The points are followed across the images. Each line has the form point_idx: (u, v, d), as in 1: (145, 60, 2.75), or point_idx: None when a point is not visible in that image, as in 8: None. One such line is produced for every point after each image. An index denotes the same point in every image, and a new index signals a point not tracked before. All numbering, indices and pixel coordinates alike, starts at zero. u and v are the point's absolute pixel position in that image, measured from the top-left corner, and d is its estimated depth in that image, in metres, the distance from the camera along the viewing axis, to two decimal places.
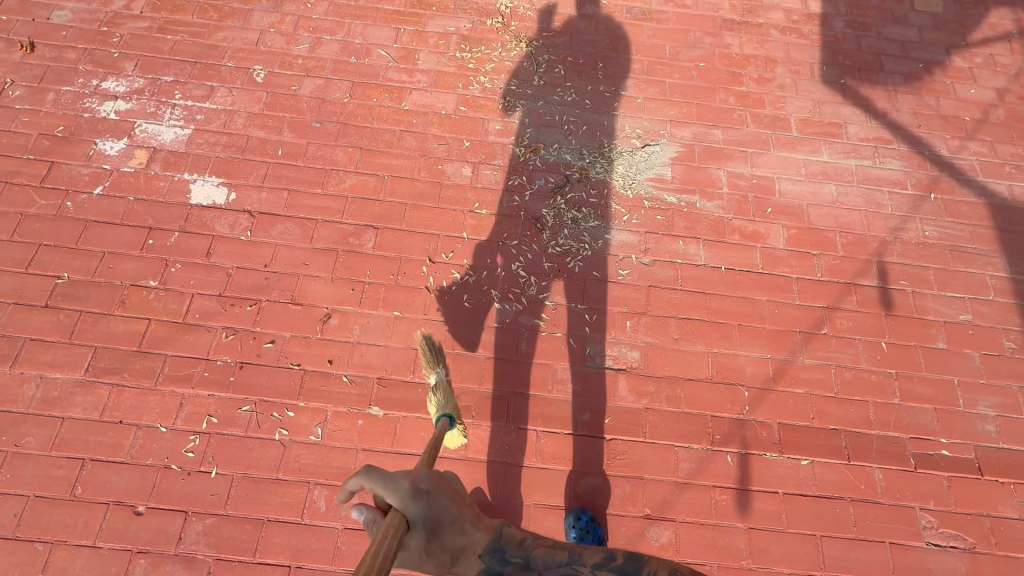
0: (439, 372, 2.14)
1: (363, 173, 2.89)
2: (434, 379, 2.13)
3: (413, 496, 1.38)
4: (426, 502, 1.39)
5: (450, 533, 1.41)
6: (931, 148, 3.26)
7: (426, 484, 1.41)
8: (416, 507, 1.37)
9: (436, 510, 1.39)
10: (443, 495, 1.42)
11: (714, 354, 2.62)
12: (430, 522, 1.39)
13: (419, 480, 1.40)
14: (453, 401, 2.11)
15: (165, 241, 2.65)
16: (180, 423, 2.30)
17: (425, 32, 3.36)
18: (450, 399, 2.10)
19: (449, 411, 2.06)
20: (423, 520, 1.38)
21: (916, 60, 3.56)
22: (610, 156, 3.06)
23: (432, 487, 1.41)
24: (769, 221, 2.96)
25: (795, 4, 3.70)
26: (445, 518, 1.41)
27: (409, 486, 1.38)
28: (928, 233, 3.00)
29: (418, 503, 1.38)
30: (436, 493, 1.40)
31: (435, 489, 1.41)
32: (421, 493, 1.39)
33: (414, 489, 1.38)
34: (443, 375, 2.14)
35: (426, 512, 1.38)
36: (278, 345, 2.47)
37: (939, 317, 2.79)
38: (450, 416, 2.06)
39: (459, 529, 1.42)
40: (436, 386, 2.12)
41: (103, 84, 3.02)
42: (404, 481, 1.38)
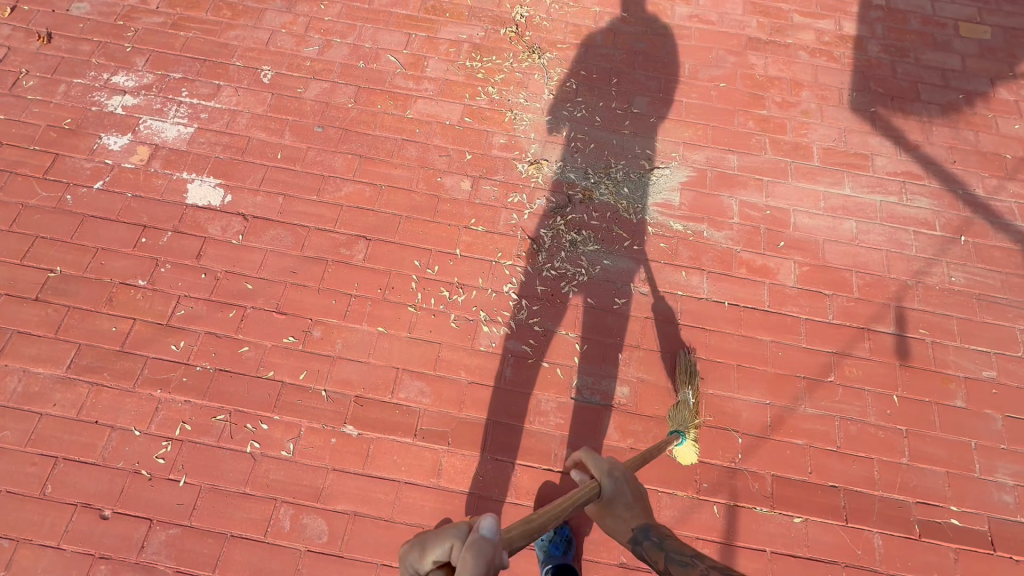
0: (689, 391, 2.38)
1: (360, 182, 2.83)
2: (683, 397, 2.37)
3: (610, 475, 1.81)
4: (615, 482, 1.80)
5: (623, 508, 1.80)
6: (966, 186, 3.03)
7: (620, 472, 1.82)
8: (608, 482, 1.80)
9: (620, 490, 1.80)
10: (626, 486, 1.81)
11: (709, 396, 2.47)
12: (614, 496, 1.81)
13: (617, 467, 1.83)
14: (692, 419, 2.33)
15: (157, 240, 2.64)
16: (154, 427, 2.29)
17: (437, 39, 3.28)
18: (688, 418, 2.33)
19: (683, 428, 2.31)
20: (609, 493, 1.81)
21: (956, 89, 3.32)
22: (616, 177, 2.93)
23: (623, 476, 1.82)
24: (780, 255, 2.79)
25: (828, 24, 3.50)
26: (624, 499, 1.80)
27: (608, 468, 1.82)
28: (954, 280, 2.79)
29: (610, 481, 1.80)
30: (624, 481, 1.81)
31: (625, 477, 1.82)
32: (614, 475, 1.81)
33: (608, 471, 1.81)
34: (691, 395, 2.37)
35: (612, 491, 1.80)
36: (258, 354, 2.44)
37: (960, 372, 2.59)
38: (681, 433, 2.31)
39: (630, 508, 1.79)
40: (683, 403, 2.35)
41: (113, 78, 3.03)
42: (607, 464, 1.83)
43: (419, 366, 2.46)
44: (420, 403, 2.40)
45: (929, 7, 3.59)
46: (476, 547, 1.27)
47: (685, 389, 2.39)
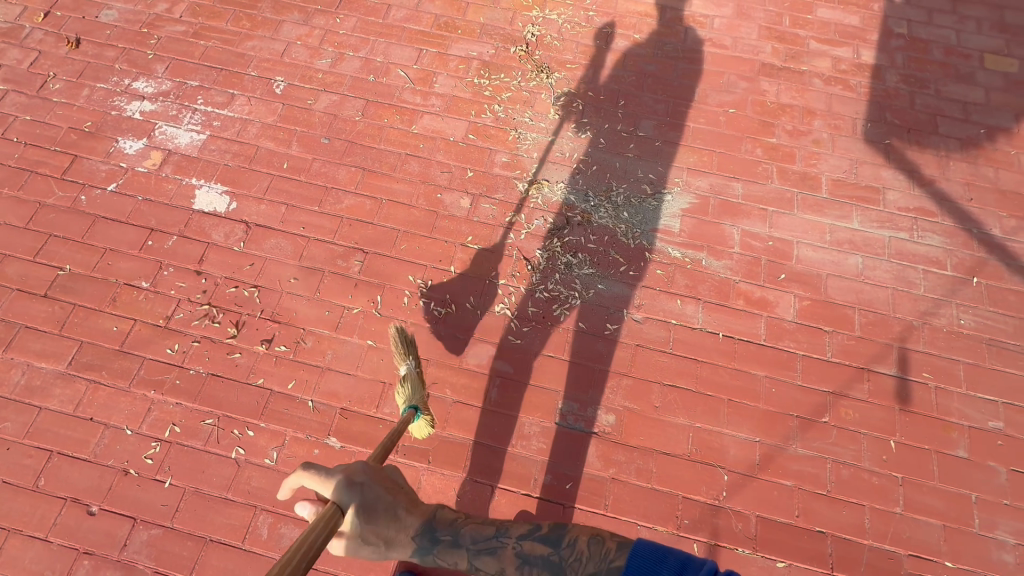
0: (407, 363, 2.17)
1: (361, 195, 2.87)
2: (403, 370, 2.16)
3: (349, 486, 1.54)
4: (359, 492, 1.54)
5: (386, 518, 1.58)
6: (982, 225, 2.93)
7: (361, 477, 1.56)
8: (350, 497, 1.52)
9: (373, 498, 1.56)
10: (378, 485, 1.58)
11: (696, 429, 2.43)
12: (367, 507, 1.55)
13: (354, 472, 1.56)
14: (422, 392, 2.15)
15: (163, 244, 2.72)
16: (145, 427, 2.35)
17: (447, 55, 3.31)
18: (418, 392, 2.13)
19: (416, 402, 2.11)
20: (359, 509, 1.54)
21: (977, 124, 3.22)
22: (616, 201, 2.91)
23: (368, 478, 1.57)
24: (780, 288, 2.74)
25: (845, 52, 3.43)
26: (381, 504, 1.57)
27: (344, 479, 1.53)
28: (963, 323, 2.69)
29: (350, 493, 1.53)
30: (371, 484, 1.56)
31: (370, 480, 1.57)
32: (355, 485, 1.54)
33: (347, 482, 1.53)
34: (411, 367, 2.17)
35: (361, 503, 1.54)
36: (250, 361, 2.48)
37: (963, 421, 2.49)
38: (417, 409, 2.11)
39: (394, 513, 1.60)
40: (406, 379, 2.14)
41: (133, 84, 3.15)
42: (339, 475, 1.54)
43: None
44: None
45: (954, 37, 3.49)
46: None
47: (406, 361, 2.18)
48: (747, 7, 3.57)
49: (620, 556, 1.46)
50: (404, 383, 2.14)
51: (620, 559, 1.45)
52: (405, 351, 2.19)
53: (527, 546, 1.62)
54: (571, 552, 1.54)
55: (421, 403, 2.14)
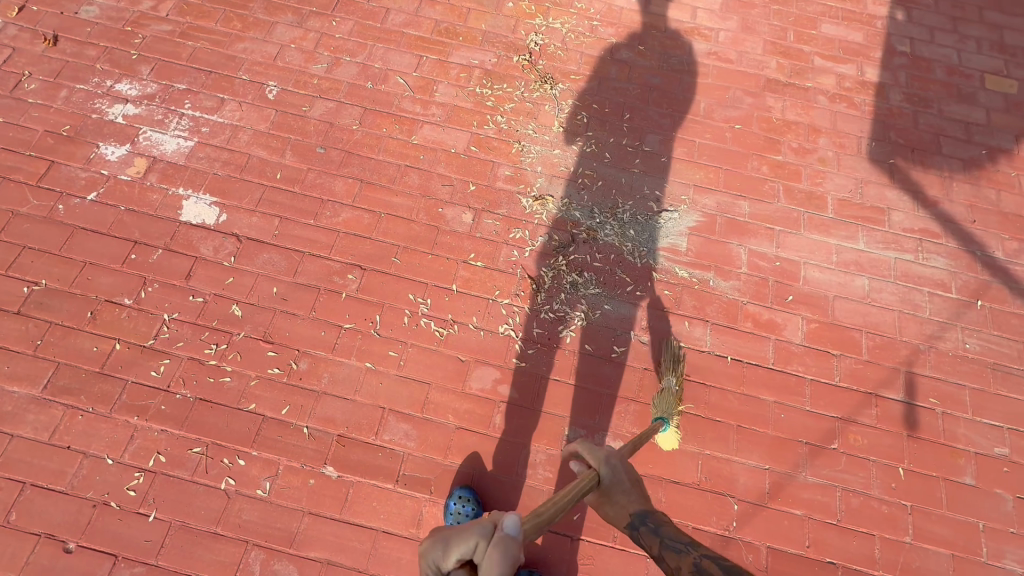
0: (672, 378, 2.42)
1: (358, 209, 2.76)
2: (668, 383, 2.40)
3: (605, 461, 1.74)
4: (612, 471, 1.73)
5: (620, 496, 1.71)
6: (985, 247, 2.93)
7: (616, 460, 1.76)
8: (605, 470, 1.73)
9: (618, 479, 1.72)
10: (625, 474, 1.74)
11: (705, 456, 2.38)
12: (612, 483, 1.72)
13: (613, 454, 1.77)
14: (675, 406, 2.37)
15: (148, 258, 2.57)
16: (127, 456, 2.21)
17: (448, 63, 3.21)
18: (671, 405, 2.36)
19: (667, 414, 2.33)
20: (608, 483, 1.72)
21: (979, 144, 3.22)
22: (623, 218, 2.84)
23: (619, 463, 1.75)
24: (788, 310, 2.70)
25: (850, 69, 3.41)
26: (622, 485, 1.72)
27: (604, 456, 1.75)
28: (968, 347, 2.68)
29: (606, 469, 1.73)
30: (621, 469, 1.74)
31: (622, 465, 1.75)
32: (611, 462, 1.74)
33: (604, 458, 1.75)
34: (675, 381, 2.41)
35: (611, 480, 1.72)
36: (241, 385, 2.36)
37: (970, 447, 2.48)
38: (666, 419, 2.32)
39: (627, 496, 1.70)
40: (666, 390, 2.39)
41: (115, 86, 2.98)
42: (602, 452, 1.76)
43: (406, 407, 2.37)
44: (405, 446, 2.31)
45: (955, 57, 3.50)
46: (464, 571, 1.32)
47: (668, 376, 2.43)
48: (752, 21, 3.53)
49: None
50: (666, 394, 2.38)
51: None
52: (674, 367, 2.45)
53: (708, 564, 1.47)
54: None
55: (671, 416, 2.34)
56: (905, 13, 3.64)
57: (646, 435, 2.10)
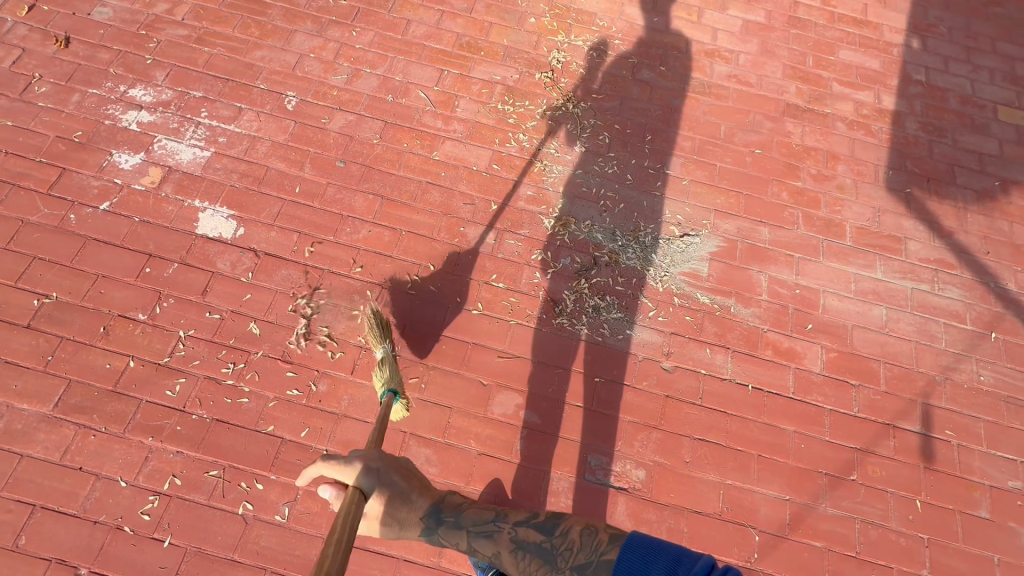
0: (382, 346, 2.27)
1: (379, 226, 2.72)
2: (379, 354, 2.26)
3: (368, 472, 1.71)
4: (376, 477, 1.71)
5: (401, 501, 1.77)
6: (998, 279, 2.96)
7: (376, 464, 1.73)
8: (369, 481, 1.70)
9: (389, 482, 1.74)
10: (393, 471, 1.76)
11: (726, 486, 2.38)
12: (383, 489, 1.72)
13: (371, 460, 1.73)
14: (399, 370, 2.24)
15: (163, 272, 2.51)
16: (142, 479, 2.15)
17: (470, 78, 3.18)
18: (394, 371, 2.21)
19: (394, 384, 2.17)
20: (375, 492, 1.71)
21: (992, 175, 3.26)
22: (644, 242, 2.84)
23: (382, 465, 1.74)
24: (807, 339, 2.70)
25: (867, 96, 3.44)
26: (397, 488, 1.76)
27: (361, 466, 1.70)
28: (982, 379, 2.71)
29: (368, 477, 1.70)
30: (385, 469, 1.73)
31: (385, 467, 1.74)
32: (372, 471, 1.71)
33: (363, 468, 1.70)
34: (388, 350, 2.27)
35: (376, 486, 1.71)
36: (259, 406, 2.31)
37: (985, 480, 2.50)
38: (394, 389, 2.17)
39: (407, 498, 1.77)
40: (382, 360, 2.24)
41: (130, 91, 2.91)
42: (357, 463, 1.71)
43: (427, 432, 2.34)
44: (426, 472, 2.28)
45: (969, 87, 3.54)
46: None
47: (380, 345, 2.28)
48: (771, 44, 3.55)
49: (611, 549, 1.49)
50: (383, 365, 2.22)
51: (610, 552, 1.48)
52: (381, 334, 2.31)
53: (523, 533, 1.67)
54: (563, 540, 1.59)
55: (399, 386, 2.19)
56: (920, 41, 3.68)
57: (382, 417, 1.98)
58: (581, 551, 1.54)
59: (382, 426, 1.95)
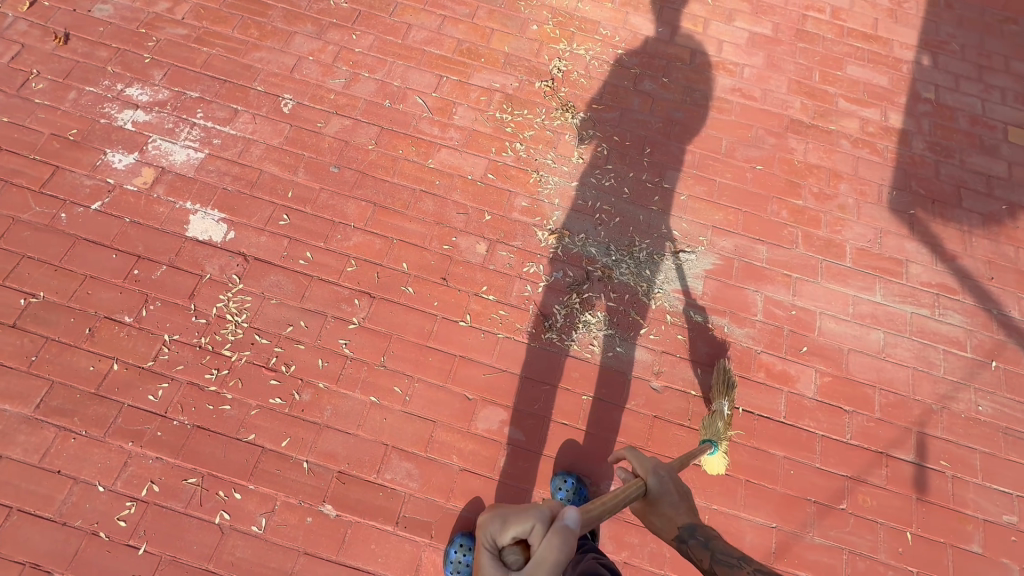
0: (726, 402, 2.36)
1: (370, 233, 2.69)
2: (719, 407, 2.36)
3: (654, 473, 1.75)
4: (659, 479, 1.74)
5: (669, 507, 1.71)
6: (1002, 306, 2.89)
7: (664, 471, 1.75)
8: (654, 481, 1.73)
9: (664, 489, 1.73)
10: (671, 485, 1.74)
11: (712, 511, 2.34)
12: (661, 495, 1.73)
13: (661, 464, 1.77)
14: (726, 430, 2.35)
15: (151, 274, 2.50)
16: (119, 484, 2.14)
17: (469, 85, 3.14)
18: (724, 429, 2.33)
19: (716, 438, 2.31)
20: (654, 492, 1.73)
21: (999, 199, 3.18)
22: (639, 257, 2.79)
23: (667, 475, 1.75)
24: (802, 362, 2.65)
25: (873, 113, 3.37)
26: (668, 496, 1.73)
27: (653, 466, 1.75)
28: (981, 409, 2.64)
29: (654, 478, 1.74)
30: (669, 480, 1.74)
31: (670, 476, 1.76)
32: (659, 474, 1.74)
33: (654, 469, 1.75)
34: (728, 406, 2.35)
35: (659, 490, 1.73)
36: (241, 414, 2.29)
37: (979, 513, 2.44)
38: (715, 442, 2.31)
39: (675, 506, 1.71)
40: (718, 412, 2.36)
41: (127, 90, 2.90)
42: (651, 462, 1.76)
43: (409, 445, 2.32)
44: (407, 487, 2.25)
45: (979, 106, 3.46)
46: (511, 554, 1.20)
47: (721, 399, 2.38)
48: (777, 58, 3.49)
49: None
50: (716, 418, 2.35)
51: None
52: (728, 390, 2.39)
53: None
54: None
55: (720, 439, 2.32)
56: (931, 58, 3.60)
57: (691, 456, 2.11)
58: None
59: (682, 459, 2.01)
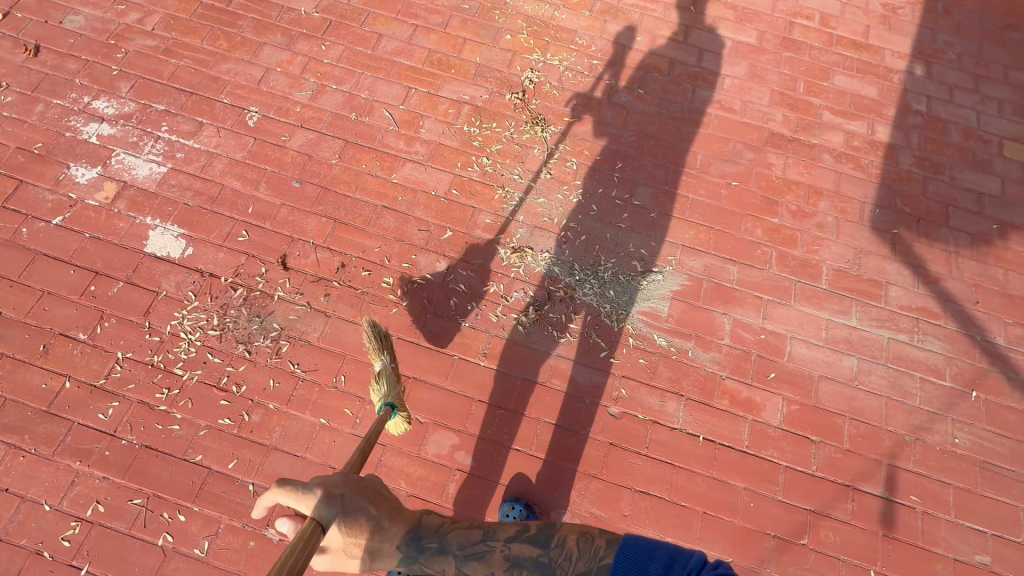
0: (381, 359, 2.13)
1: (329, 250, 2.66)
2: (378, 367, 2.12)
3: (325, 501, 1.45)
4: (339, 505, 1.45)
5: (369, 528, 1.48)
6: (986, 332, 2.76)
7: (340, 489, 1.48)
8: (330, 511, 1.44)
9: (355, 510, 1.47)
10: (360, 498, 1.49)
11: (665, 543, 2.29)
12: (349, 520, 1.46)
13: (333, 486, 1.48)
14: (398, 386, 2.11)
15: (107, 291, 2.50)
16: (65, 504, 2.16)
17: (438, 97, 3.09)
18: (392, 387, 2.10)
19: (391, 400, 2.08)
20: (340, 522, 1.45)
21: (990, 218, 3.04)
22: (603, 277, 2.72)
23: (348, 491, 1.48)
24: (768, 389, 2.56)
25: (859, 126, 3.24)
26: (362, 514, 1.48)
27: (323, 493, 1.45)
28: (957, 441, 2.53)
29: (331, 506, 1.45)
30: (352, 495, 1.48)
31: (350, 492, 1.48)
32: (334, 498, 1.46)
33: (324, 496, 1.45)
34: (384, 362, 2.13)
35: (338, 518, 1.45)
36: (189, 434, 2.29)
37: (949, 552, 2.35)
38: (393, 404, 2.08)
39: (374, 525, 1.49)
40: (381, 374, 2.11)
41: (94, 103, 2.91)
42: (318, 490, 1.46)
43: None
44: None
45: (973, 119, 3.31)
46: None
47: (378, 358, 2.14)
48: (760, 68, 3.37)
49: (608, 553, 1.36)
50: (379, 380, 2.10)
51: (608, 556, 1.34)
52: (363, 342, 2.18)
53: (516, 548, 1.50)
54: (559, 552, 1.43)
55: (398, 399, 2.10)
56: (924, 68, 3.45)
57: (366, 442, 1.84)
58: (582, 562, 1.38)
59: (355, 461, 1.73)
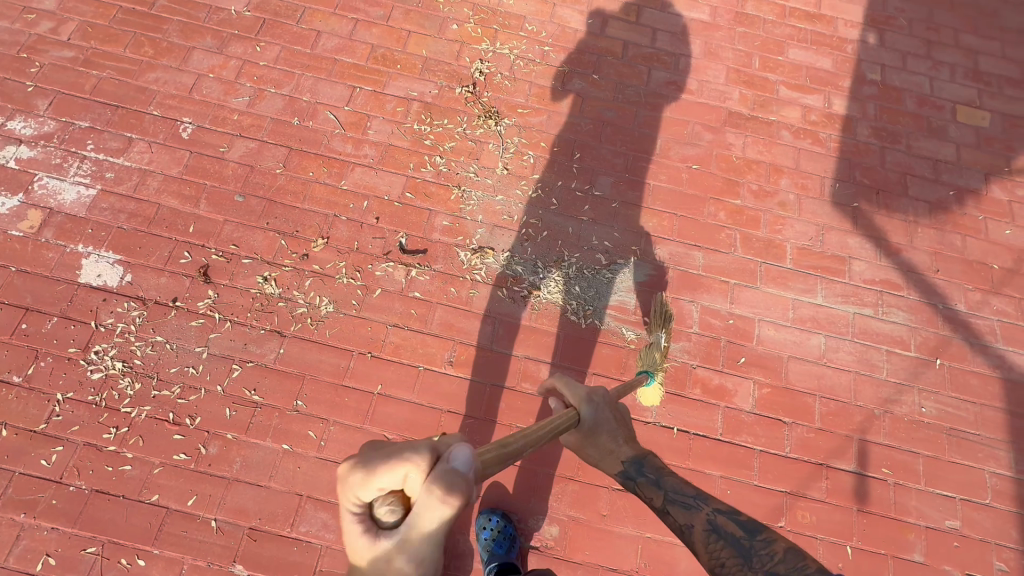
0: (661, 333, 2.39)
1: (279, 266, 2.53)
2: (658, 339, 2.38)
3: (588, 401, 1.69)
4: (594, 408, 1.68)
5: (605, 433, 1.67)
6: (947, 300, 2.79)
7: (599, 397, 1.71)
8: (588, 409, 1.67)
9: (600, 416, 1.68)
10: (609, 411, 1.70)
11: (645, 539, 2.27)
12: (597, 424, 1.67)
13: (595, 392, 1.72)
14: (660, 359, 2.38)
15: (40, 328, 2.33)
16: (13, 559, 2.03)
17: (384, 95, 2.94)
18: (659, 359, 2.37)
19: (653, 369, 2.35)
20: (591, 422, 1.67)
21: (947, 184, 3.06)
22: (568, 273, 2.66)
23: (603, 401, 1.70)
24: (738, 374, 2.55)
25: (816, 100, 3.21)
26: (608, 425, 1.68)
27: (586, 394, 1.70)
28: (925, 411, 2.57)
29: (588, 406, 1.68)
30: (604, 406, 1.69)
31: (604, 403, 1.70)
32: (593, 401, 1.68)
33: (586, 396, 1.69)
34: (664, 337, 2.38)
35: (593, 416, 1.67)
36: (142, 473, 2.17)
37: (921, 521, 2.39)
38: (651, 372, 2.35)
39: (614, 436, 1.67)
40: (655, 344, 2.38)
41: (8, 124, 2.69)
42: (584, 390, 1.71)
43: (326, 494, 2.21)
44: (323, 539, 2.16)
45: (927, 86, 3.31)
46: (442, 478, 1.08)
47: (659, 330, 2.40)
48: (714, 45, 3.30)
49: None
50: (654, 349, 2.37)
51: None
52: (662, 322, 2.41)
53: (723, 521, 1.48)
54: (762, 547, 1.40)
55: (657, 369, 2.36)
56: (877, 36, 3.43)
57: (630, 387, 2.11)
58: (784, 565, 1.34)
59: (619, 390, 1.97)
